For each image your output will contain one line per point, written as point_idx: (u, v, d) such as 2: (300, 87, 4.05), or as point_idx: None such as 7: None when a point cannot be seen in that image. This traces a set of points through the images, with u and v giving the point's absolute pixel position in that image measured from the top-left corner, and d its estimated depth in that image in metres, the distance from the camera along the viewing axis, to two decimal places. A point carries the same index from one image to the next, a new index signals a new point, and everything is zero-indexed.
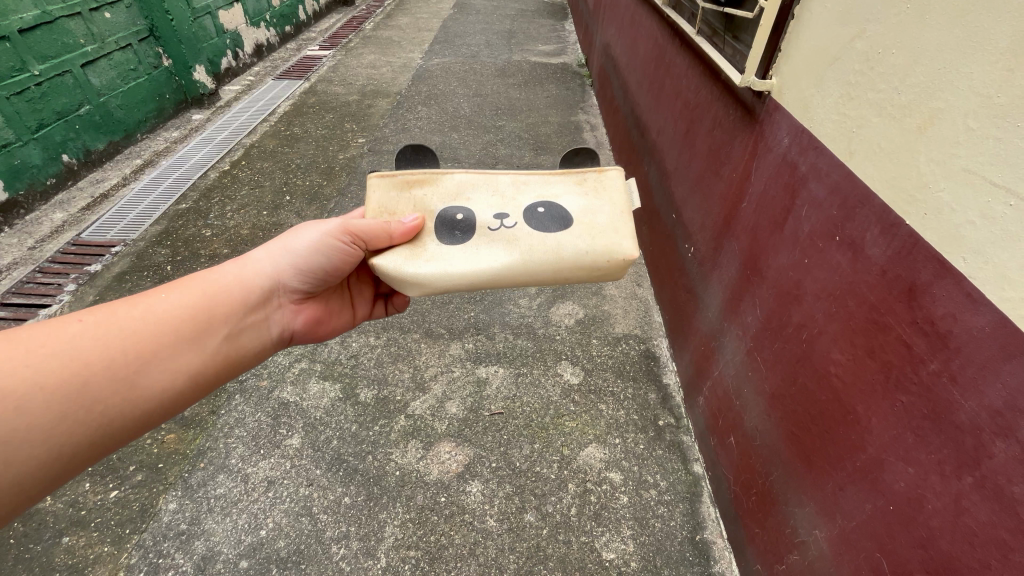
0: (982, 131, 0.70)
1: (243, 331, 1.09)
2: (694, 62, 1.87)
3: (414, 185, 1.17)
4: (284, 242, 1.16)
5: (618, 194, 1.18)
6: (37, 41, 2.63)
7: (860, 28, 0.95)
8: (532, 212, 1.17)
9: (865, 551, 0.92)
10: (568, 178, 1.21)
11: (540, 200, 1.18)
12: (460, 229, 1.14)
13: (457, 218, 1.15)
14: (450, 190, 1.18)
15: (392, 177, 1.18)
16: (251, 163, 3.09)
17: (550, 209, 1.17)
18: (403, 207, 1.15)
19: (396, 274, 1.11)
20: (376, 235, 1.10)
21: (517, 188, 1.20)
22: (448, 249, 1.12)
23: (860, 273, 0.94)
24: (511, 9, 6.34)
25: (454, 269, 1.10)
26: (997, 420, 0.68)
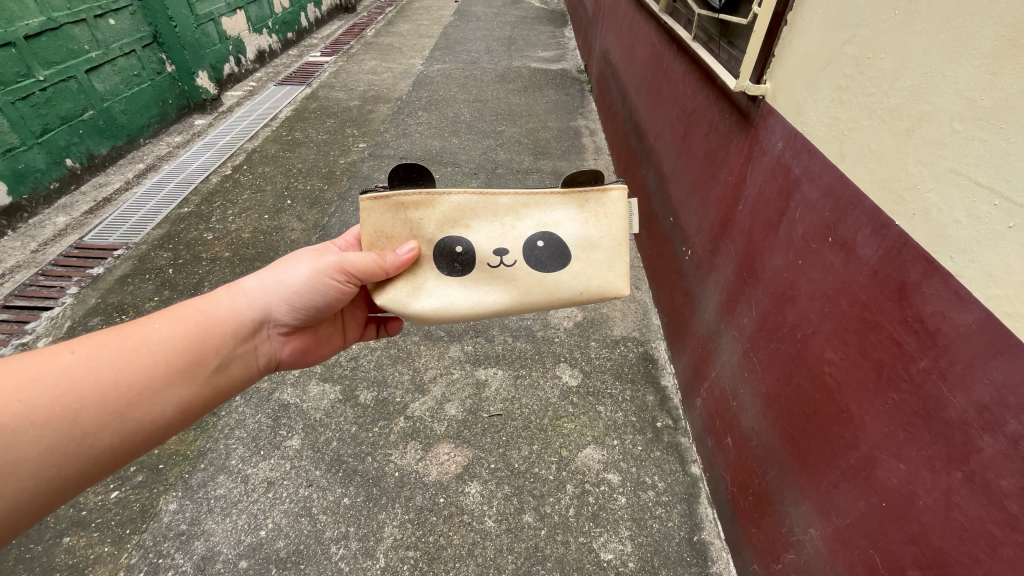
0: (968, 133, 0.72)
1: (232, 363, 1.08)
2: (690, 67, 1.89)
3: (411, 207, 1.09)
4: (277, 275, 1.15)
5: (619, 221, 1.17)
6: (42, 47, 2.66)
7: (850, 34, 0.97)
8: (531, 246, 1.14)
9: (859, 548, 0.93)
10: (569, 201, 1.15)
11: (540, 230, 1.14)
12: (461, 263, 1.13)
13: (456, 250, 1.12)
14: (449, 213, 1.11)
15: (386, 199, 1.08)
16: (252, 168, 3.12)
17: (550, 241, 1.15)
18: (401, 232, 1.11)
19: (399, 311, 1.15)
20: (372, 273, 1.10)
21: (517, 211, 1.13)
22: (449, 284, 1.14)
23: (852, 273, 0.95)
24: (511, 16, 6.40)
25: (454, 307, 1.15)
26: (985, 414, 0.69)
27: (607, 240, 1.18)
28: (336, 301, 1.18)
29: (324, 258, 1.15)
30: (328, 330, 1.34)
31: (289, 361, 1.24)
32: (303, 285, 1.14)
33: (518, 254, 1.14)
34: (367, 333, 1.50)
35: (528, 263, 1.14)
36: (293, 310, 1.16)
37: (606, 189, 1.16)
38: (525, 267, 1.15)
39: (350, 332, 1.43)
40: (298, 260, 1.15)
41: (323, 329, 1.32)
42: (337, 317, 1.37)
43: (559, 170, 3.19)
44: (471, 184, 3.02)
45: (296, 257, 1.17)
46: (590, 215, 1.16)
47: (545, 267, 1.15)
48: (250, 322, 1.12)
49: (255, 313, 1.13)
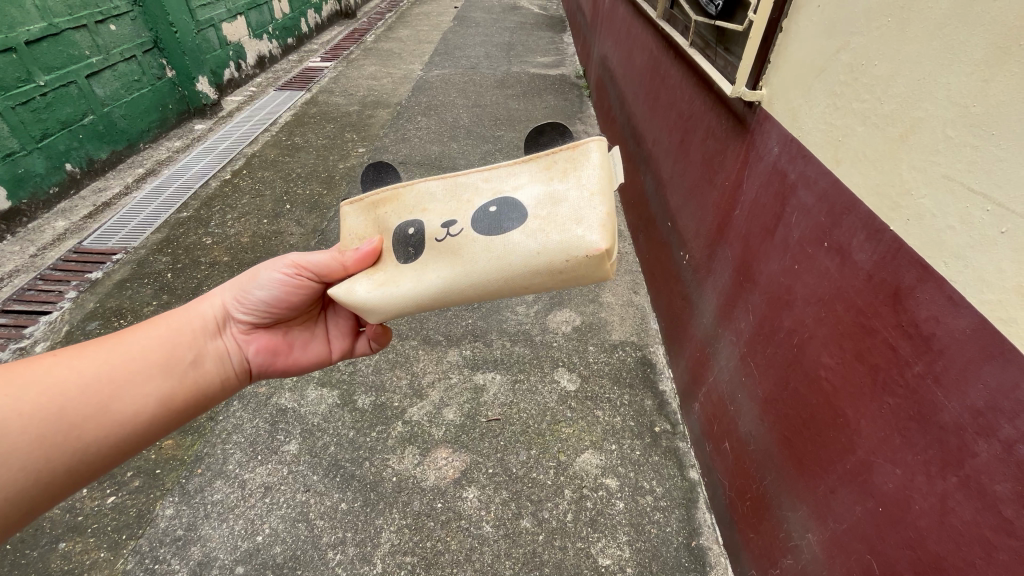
0: (960, 139, 0.72)
1: (203, 361, 1.08)
2: (687, 73, 1.90)
3: (379, 204, 1.05)
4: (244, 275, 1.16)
5: (595, 173, 0.91)
6: (43, 52, 2.67)
7: (844, 41, 0.98)
8: (483, 212, 0.94)
9: (856, 553, 0.93)
10: (535, 165, 0.97)
11: (494, 197, 0.95)
12: (414, 245, 0.98)
13: (409, 234, 0.99)
14: (410, 200, 1.02)
15: (360, 200, 1.07)
16: (252, 172, 3.13)
17: (504, 206, 0.94)
18: (369, 232, 1.06)
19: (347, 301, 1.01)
20: (330, 269, 1.07)
21: (477, 185, 0.98)
22: (400, 270, 0.98)
23: (847, 278, 0.96)
24: (511, 21, 6.43)
25: (402, 293, 0.96)
26: (979, 419, 0.69)
27: (577, 193, 0.90)
28: (291, 295, 1.14)
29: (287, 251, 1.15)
30: (302, 337, 1.25)
31: (258, 365, 1.17)
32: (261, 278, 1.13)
33: (466, 222, 0.94)
34: (358, 346, 1.32)
35: (476, 229, 0.93)
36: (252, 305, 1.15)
37: (578, 144, 0.94)
38: (474, 233, 0.93)
39: (335, 343, 1.29)
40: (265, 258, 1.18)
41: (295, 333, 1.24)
42: (318, 322, 1.29)
43: None
44: None
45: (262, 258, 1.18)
46: (558, 172, 0.94)
47: (495, 232, 0.92)
48: (214, 319, 1.13)
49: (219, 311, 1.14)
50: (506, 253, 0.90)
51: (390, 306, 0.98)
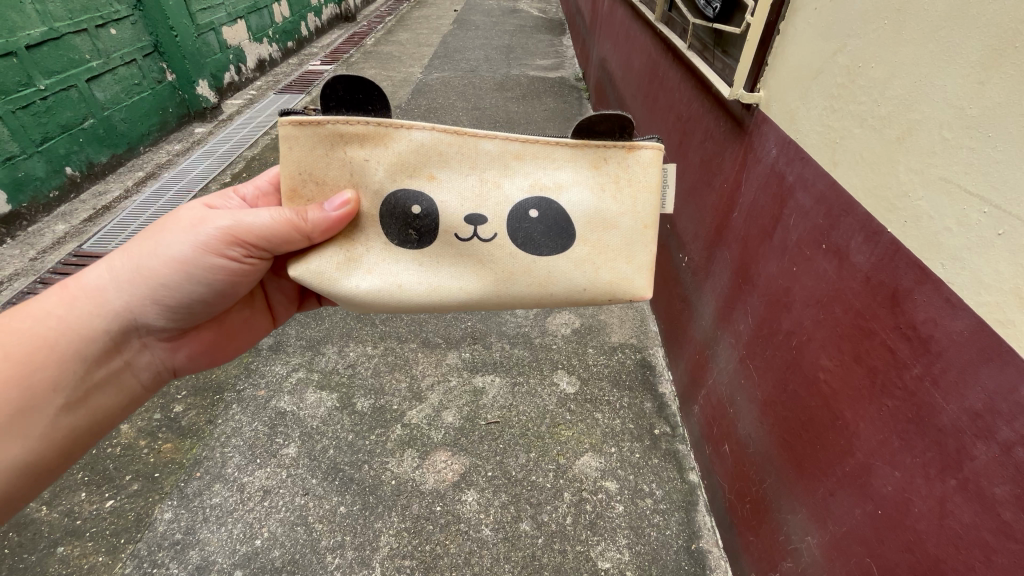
0: (956, 142, 0.72)
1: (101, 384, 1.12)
2: (686, 75, 1.90)
3: (353, 141, 1.01)
4: (146, 259, 1.09)
5: (649, 193, 1.08)
6: (43, 56, 2.68)
7: (841, 43, 0.98)
8: (522, 213, 1.06)
9: (855, 556, 0.92)
10: (580, 160, 1.06)
11: (534, 195, 1.06)
12: (416, 232, 1.06)
13: (411, 211, 1.05)
14: (406, 159, 1.03)
15: (317, 125, 1.00)
16: (251, 175, 3.13)
17: (546, 208, 1.07)
18: (337, 177, 1.02)
19: (325, 286, 1.07)
20: (285, 235, 1.04)
21: (505, 165, 1.05)
22: (394, 263, 1.08)
23: (845, 279, 0.95)
24: (510, 24, 6.45)
25: (396, 291, 1.08)
26: (978, 421, 0.69)
27: (629, 217, 1.09)
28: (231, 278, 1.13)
29: (206, 229, 1.08)
30: (235, 316, 1.34)
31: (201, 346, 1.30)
32: (183, 268, 1.09)
33: (499, 225, 1.07)
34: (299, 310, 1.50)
35: (512, 238, 1.08)
36: (164, 309, 1.13)
37: (632, 148, 1.06)
38: (511, 245, 1.08)
39: (279, 309, 1.44)
40: (169, 235, 1.09)
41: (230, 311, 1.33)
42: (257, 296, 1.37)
43: None
44: None
45: (171, 229, 1.10)
46: (609, 178, 1.07)
47: (538, 249, 1.08)
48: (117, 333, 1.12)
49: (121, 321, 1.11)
50: (550, 272, 1.10)
51: (376, 297, 1.08)
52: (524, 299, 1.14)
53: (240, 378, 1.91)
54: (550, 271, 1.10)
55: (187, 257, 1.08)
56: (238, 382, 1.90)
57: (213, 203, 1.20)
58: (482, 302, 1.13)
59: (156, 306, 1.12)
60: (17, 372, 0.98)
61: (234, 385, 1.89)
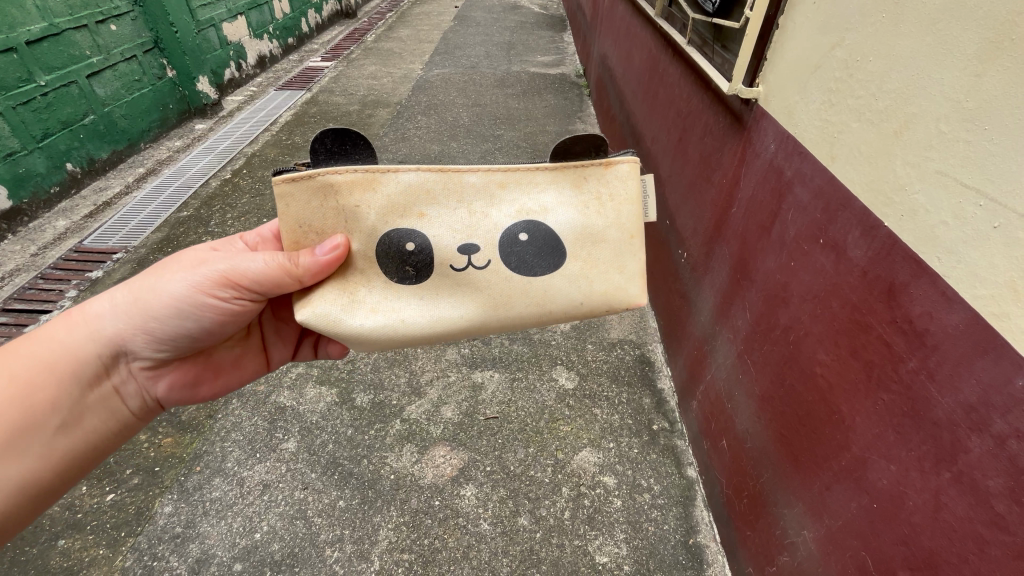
0: (953, 135, 0.72)
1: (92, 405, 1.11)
2: (686, 70, 1.89)
3: (346, 188, 1.00)
4: (143, 292, 1.09)
5: (631, 206, 1.11)
6: (44, 52, 2.68)
7: (839, 37, 0.98)
8: (513, 237, 1.06)
9: (851, 550, 0.93)
10: (562, 181, 1.08)
11: (521, 219, 1.07)
12: (414, 267, 1.05)
13: (406, 248, 1.04)
14: (396, 199, 1.02)
15: (309, 179, 0.99)
16: (252, 172, 3.14)
17: (535, 231, 1.07)
18: (331, 224, 1.02)
19: (329, 327, 1.04)
20: (278, 278, 1.03)
21: (493, 194, 1.06)
22: (394, 299, 1.06)
23: (842, 274, 0.96)
24: (511, 21, 6.43)
25: (404, 330, 1.06)
26: (972, 414, 0.69)
27: (616, 230, 1.11)
28: (217, 324, 1.13)
29: (201, 270, 1.08)
30: (230, 355, 1.33)
31: (183, 381, 1.25)
32: (175, 306, 1.08)
33: (493, 251, 1.06)
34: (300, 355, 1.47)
35: (507, 263, 1.07)
36: (153, 339, 1.13)
37: (609, 167, 1.09)
38: (505, 269, 1.07)
39: (274, 351, 1.41)
40: (166, 273, 1.09)
41: (222, 349, 1.31)
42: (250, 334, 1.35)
43: None
44: None
45: (171, 271, 1.10)
46: (590, 197, 1.09)
47: (529, 269, 1.08)
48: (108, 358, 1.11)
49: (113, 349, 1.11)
50: (548, 290, 1.10)
51: (380, 335, 1.06)
52: (524, 321, 1.12)
53: None
54: (550, 293, 1.10)
55: (180, 299, 1.08)
56: None
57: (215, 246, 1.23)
58: (486, 328, 1.12)
59: (144, 335, 1.11)
60: (25, 391, 1.00)
61: None
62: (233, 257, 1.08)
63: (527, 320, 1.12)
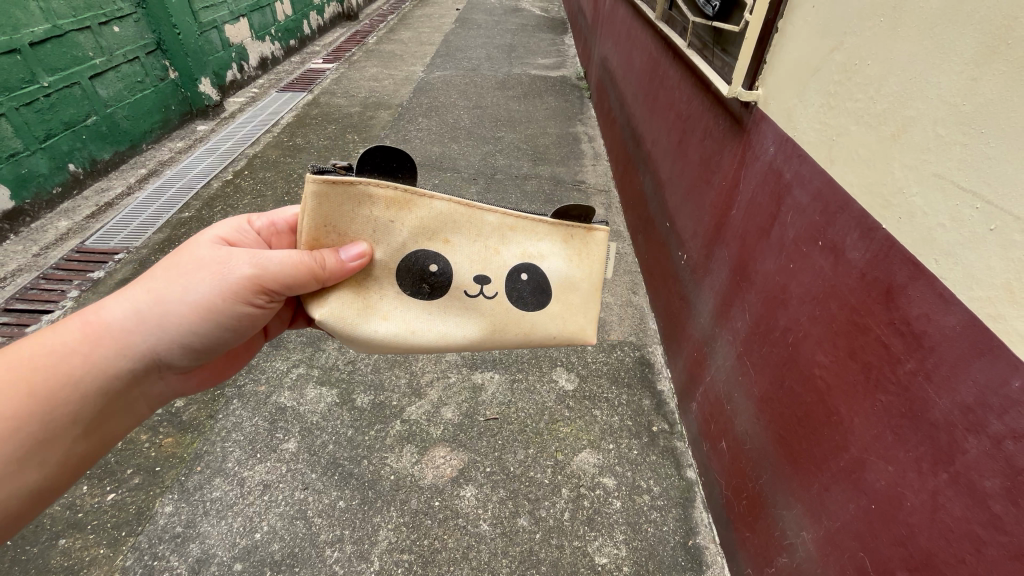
0: (950, 138, 0.73)
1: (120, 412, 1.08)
2: (686, 73, 1.90)
3: (382, 203, 1.00)
4: (168, 301, 1.04)
5: (598, 265, 1.16)
6: (47, 53, 2.69)
7: (838, 41, 0.98)
8: (515, 276, 1.10)
9: (849, 551, 0.93)
10: (556, 233, 1.11)
11: (524, 262, 1.10)
12: (430, 285, 1.08)
13: (429, 268, 1.06)
14: (424, 218, 1.03)
15: (349, 185, 0.98)
16: (253, 173, 3.15)
17: (534, 274, 1.11)
18: (359, 230, 1.02)
19: (341, 328, 1.07)
20: (296, 277, 1.02)
21: (504, 234, 1.08)
22: (406, 312, 1.10)
23: (841, 276, 0.96)
24: (512, 23, 6.46)
25: (408, 342, 1.11)
26: (969, 415, 0.69)
27: (586, 282, 1.17)
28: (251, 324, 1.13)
29: (230, 275, 1.05)
30: (243, 341, 1.33)
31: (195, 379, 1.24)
32: (206, 314, 1.06)
33: (501, 285, 1.10)
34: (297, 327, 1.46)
35: (510, 298, 1.12)
36: (183, 347, 1.10)
37: (591, 231, 1.13)
38: (507, 301, 1.12)
39: (275, 328, 1.40)
40: (191, 281, 1.05)
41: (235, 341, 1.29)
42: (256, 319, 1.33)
43: (557, 176, 3.22)
44: (470, 189, 3.05)
45: (193, 277, 1.05)
46: (575, 252, 1.13)
47: (523, 305, 1.13)
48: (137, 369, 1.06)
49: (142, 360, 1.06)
50: (534, 326, 1.16)
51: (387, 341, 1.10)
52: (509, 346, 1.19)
53: (240, 374, 1.92)
54: (536, 325, 1.17)
55: (209, 300, 1.05)
56: (238, 377, 1.91)
57: (229, 238, 1.18)
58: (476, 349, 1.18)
59: (179, 346, 1.09)
60: (44, 404, 0.94)
61: (234, 381, 1.90)
62: (259, 256, 1.05)
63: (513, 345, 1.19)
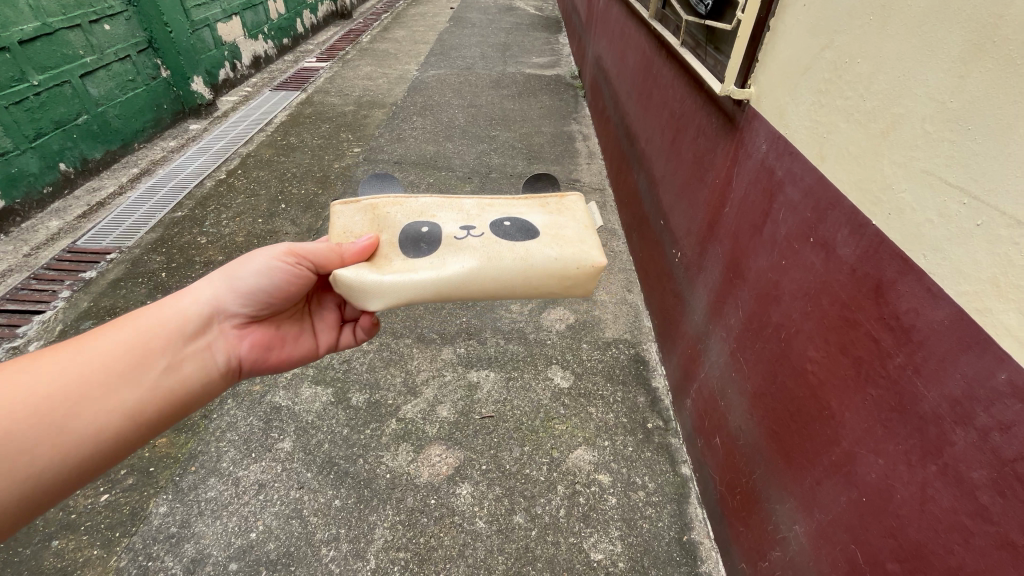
0: (938, 134, 0.73)
1: (187, 358, 1.07)
2: (679, 72, 1.91)
3: (378, 206, 1.19)
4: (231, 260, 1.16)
5: (582, 213, 1.22)
6: (36, 52, 2.67)
7: (829, 39, 0.99)
8: (498, 225, 1.17)
9: (840, 543, 0.94)
10: (531, 203, 1.24)
11: (505, 215, 1.19)
12: (427, 243, 1.13)
13: (422, 232, 1.15)
14: (416, 210, 1.20)
15: (356, 202, 1.20)
16: (247, 172, 3.13)
17: (516, 219, 1.18)
18: (365, 227, 1.16)
19: (355, 281, 1.07)
20: (328, 258, 1.11)
21: (483, 207, 1.22)
22: (409, 261, 1.10)
23: (832, 272, 0.97)
24: (506, 22, 6.45)
25: (417, 280, 1.07)
26: (957, 408, 0.70)
27: (573, 224, 1.20)
28: (289, 283, 1.16)
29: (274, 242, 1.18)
30: (296, 338, 1.30)
31: (251, 360, 1.19)
32: (254, 264, 1.13)
33: (485, 229, 1.16)
34: (342, 338, 1.41)
35: (497, 235, 1.15)
36: (240, 300, 1.15)
37: (564, 195, 1.26)
38: (495, 238, 1.14)
39: (323, 334, 1.37)
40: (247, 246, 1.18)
41: (286, 329, 1.28)
42: (304, 319, 1.34)
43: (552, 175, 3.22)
44: (465, 188, 3.05)
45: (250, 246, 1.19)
46: (553, 208, 1.23)
47: (513, 238, 1.14)
48: (202, 316, 1.11)
49: (207, 308, 1.12)
50: (527, 250, 1.13)
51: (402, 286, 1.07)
52: (513, 278, 1.12)
53: None
54: (530, 252, 1.12)
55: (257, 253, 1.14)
56: None
57: None
58: (486, 282, 1.11)
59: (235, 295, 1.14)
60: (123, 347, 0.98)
61: None
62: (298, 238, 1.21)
63: (519, 276, 1.12)
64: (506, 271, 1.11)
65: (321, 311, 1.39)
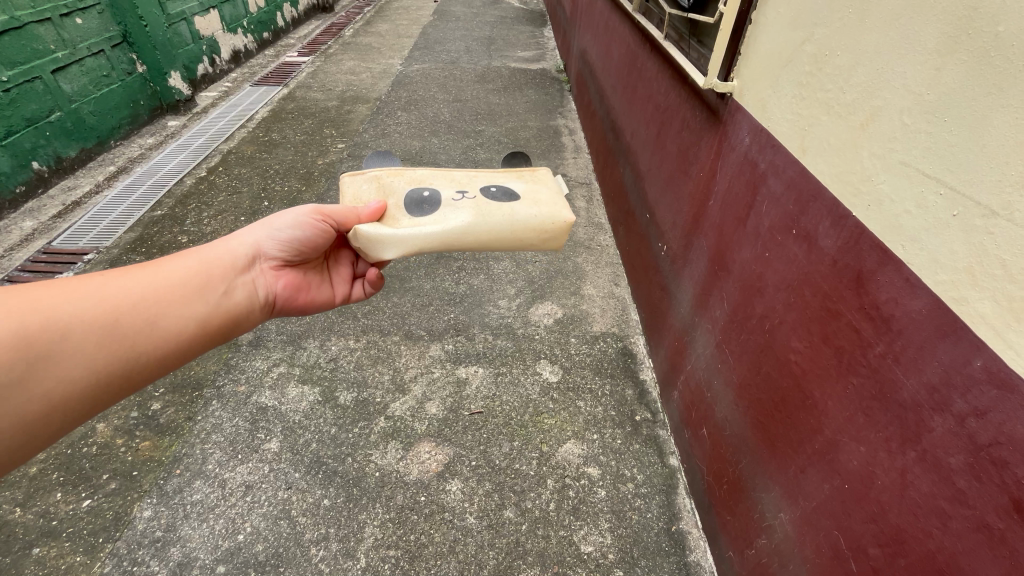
0: (915, 126, 0.74)
1: (234, 291, 1.06)
2: (663, 66, 1.91)
3: (386, 176, 1.24)
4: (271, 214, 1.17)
5: (556, 183, 1.28)
6: (4, 46, 2.58)
7: (809, 32, 1.00)
8: (486, 190, 1.21)
9: (824, 530, 0.96)
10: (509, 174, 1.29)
11: (491, 183, 1.24)
12: (429, 205, 1.17)
13: (423, 196, 1.18)
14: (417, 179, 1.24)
15: (363, 173, 1.25)
16: (228, 169, 3.07)
17: (499, 186, 1.23)
18: (374, 196, 1.20)
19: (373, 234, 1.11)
20: (347, 219, 1.14)
21: (474, 176, 1.26)
22: (417, 218, 1.14)
23: (814, 262, 0.98)
24: (490, 15, 6.40)
25: (424, 233, 1.12)
26: (934, 395, 0.72)
27: (547, 189, 1.25)
28: (318, 240, 1.17)
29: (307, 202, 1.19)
30: (322, 286, 1.29)
31: (283, 299, 1.17)
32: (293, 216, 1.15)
33: (475, 192, 1.20)
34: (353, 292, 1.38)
35: (488, 198, 1.19)
36: (282, 245, 1.15)
37: (536, 168, 1.31)
38: (486, 200, 1.18)
39: (340, 286, 1.34)
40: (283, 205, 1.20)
41: (314, 278, 1.27)
42: (325, 268, 1.32)
43: None
44: None
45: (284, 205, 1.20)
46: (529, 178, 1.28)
47: (499, 200, 1.18)
48: (245, 255, 1.12)
49: (249, 248, 1.13)
50: (511, 209, 1.17)
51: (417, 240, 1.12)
52: (500, 233, 1.16)
53: (219, 374, 1.89)
54: (514, 209, 1.17)
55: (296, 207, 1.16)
56: (217, 378, 1.88)
57: None
58: (482, 237, 1.15)
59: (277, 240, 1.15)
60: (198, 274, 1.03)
61: (213, 381, 1.87)
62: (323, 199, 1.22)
63: (507, 232, 1.16)
64: (496, 228, 1.15)
65: (338, 264, 1.36)
